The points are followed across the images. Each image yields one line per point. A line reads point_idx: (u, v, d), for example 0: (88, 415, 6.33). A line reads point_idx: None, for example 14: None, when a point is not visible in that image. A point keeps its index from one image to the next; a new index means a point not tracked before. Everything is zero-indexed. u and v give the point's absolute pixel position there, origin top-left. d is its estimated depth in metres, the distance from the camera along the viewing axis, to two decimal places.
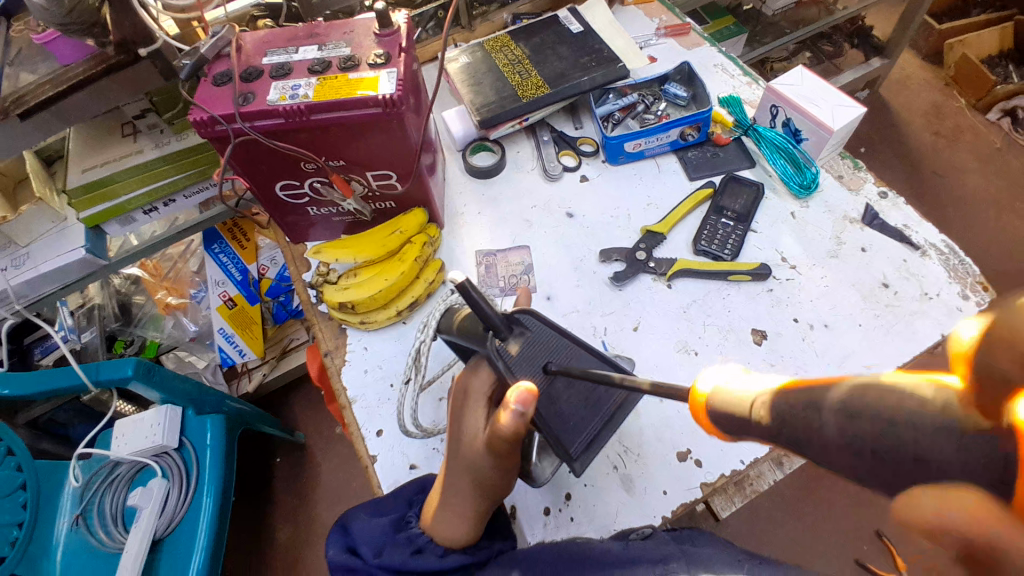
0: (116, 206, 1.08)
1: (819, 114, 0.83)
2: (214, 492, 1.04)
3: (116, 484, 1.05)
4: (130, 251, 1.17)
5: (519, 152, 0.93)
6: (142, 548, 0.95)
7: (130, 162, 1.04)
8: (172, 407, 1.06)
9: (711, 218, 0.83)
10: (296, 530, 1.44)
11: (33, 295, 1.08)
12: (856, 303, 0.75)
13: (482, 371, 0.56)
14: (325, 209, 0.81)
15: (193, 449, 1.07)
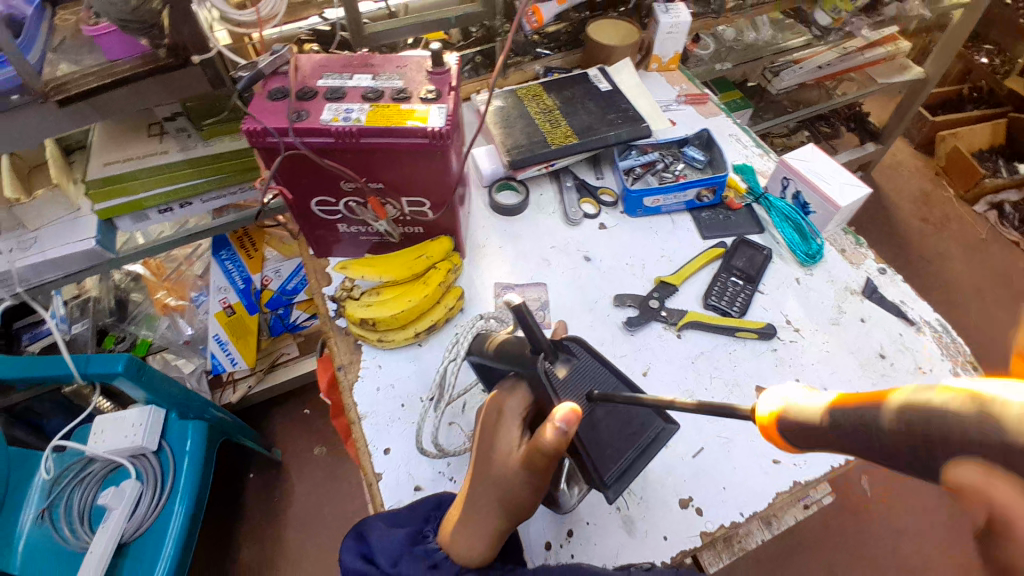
0: (133, 201, 1.09)
1: (829, 191, 0.88)
2: (187, 501, 1.02)
3: (87, 482, 1.03)
4: (139, 248, 1.18)
5: (542, 194, 0.98)
6: (109, 549, 0.92)
7: (153, 161, 1.06)
8: (155, 409, 1.06)
9: (721, 276, 0.87)
10: (267, 550, 1.40)
11: (33, 280, 1.08)
12: (854, 370, 0.79)
13: (519, 392, 0.57)
14: (355, 227, 0.83)
15: (171, 453, 1.05)
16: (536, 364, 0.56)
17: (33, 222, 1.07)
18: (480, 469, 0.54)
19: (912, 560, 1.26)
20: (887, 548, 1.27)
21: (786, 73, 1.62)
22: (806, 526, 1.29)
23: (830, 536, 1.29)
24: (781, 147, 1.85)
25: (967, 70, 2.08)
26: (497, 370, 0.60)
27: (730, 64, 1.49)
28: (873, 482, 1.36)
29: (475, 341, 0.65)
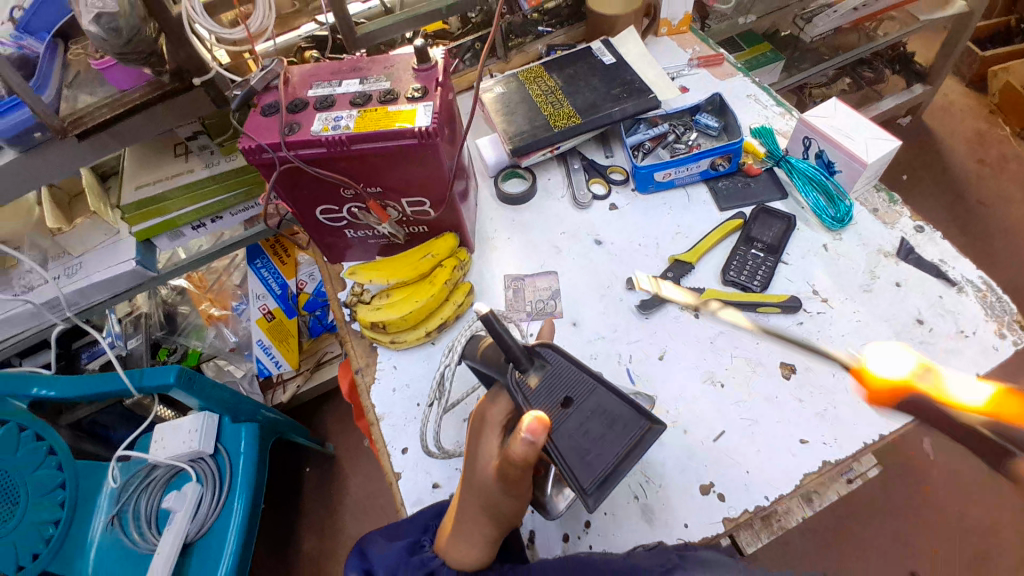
0: (167, 220, 1.14)
1: (853, 147, 0.81)
2: (245, 499, 1.08)
3: (152, 487, 1.10)
4: (179, 264, 1.24)
5: (550, 179, 0.95)
6: (174, 549, 0.99)
7: (179, 181, 1.10)
8: (210, 414, 1.11)
9: (740, 249, 0.82)
10: (323, 539, 1.47)
11: (83, 303, 1.15)
12: (889, 339, 0.74)
13: (501, 400, 0.58)
14: (362, 231, 0.84)
15: (227, 455, 1.11)
16: (506, 374, 0.57)
17: (77, 248, 1.14)
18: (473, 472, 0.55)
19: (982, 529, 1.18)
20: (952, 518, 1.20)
21: (820, 19, 1.51)
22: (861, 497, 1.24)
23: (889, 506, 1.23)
24: (819, 98, 1.72)
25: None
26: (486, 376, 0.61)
27: (753, 17, 1.39)
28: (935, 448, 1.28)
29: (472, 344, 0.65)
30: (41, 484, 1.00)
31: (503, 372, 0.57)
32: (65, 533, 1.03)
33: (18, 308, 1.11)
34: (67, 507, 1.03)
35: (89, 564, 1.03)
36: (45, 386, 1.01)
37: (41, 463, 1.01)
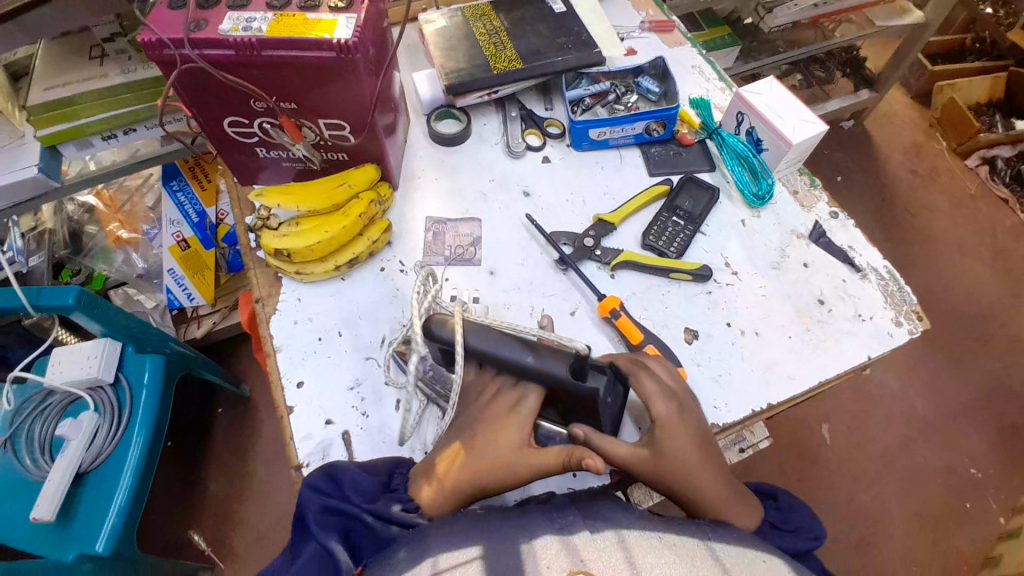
0: (75, 127, 0.98)
1: (782, 126, 0.82)
2: (146, 432, 1.01)
3: (46, 414, 1.00)
4: (87, 175, 1.07)
5: (485, 124, 0.92)
6: (66, 479, 0.90)
7: (92, 85, 0.95)
8: (113, 341, 1.01)
9: (662, 215, 0.83)
10: (231, 480, 1.38)
11: None
12: (789, 316, 0.77)
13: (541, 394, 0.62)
14: (275, 152, 0.78)
15: (128, 386, 1.03)
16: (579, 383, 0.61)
17: None
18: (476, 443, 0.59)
19: (868, 509, 1.29)
20: (842, 500, 1.30)
21: (780, 10, 1.48)
22: (760, 474, 1.33)
23: (787, 481, 1.32)
24: None
25: (974, 18, 1.96)
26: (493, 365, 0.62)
27: None
28: (832, 432, 1.38)
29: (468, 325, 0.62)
30: None
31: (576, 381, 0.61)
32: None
33: None
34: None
35: None
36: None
37: None
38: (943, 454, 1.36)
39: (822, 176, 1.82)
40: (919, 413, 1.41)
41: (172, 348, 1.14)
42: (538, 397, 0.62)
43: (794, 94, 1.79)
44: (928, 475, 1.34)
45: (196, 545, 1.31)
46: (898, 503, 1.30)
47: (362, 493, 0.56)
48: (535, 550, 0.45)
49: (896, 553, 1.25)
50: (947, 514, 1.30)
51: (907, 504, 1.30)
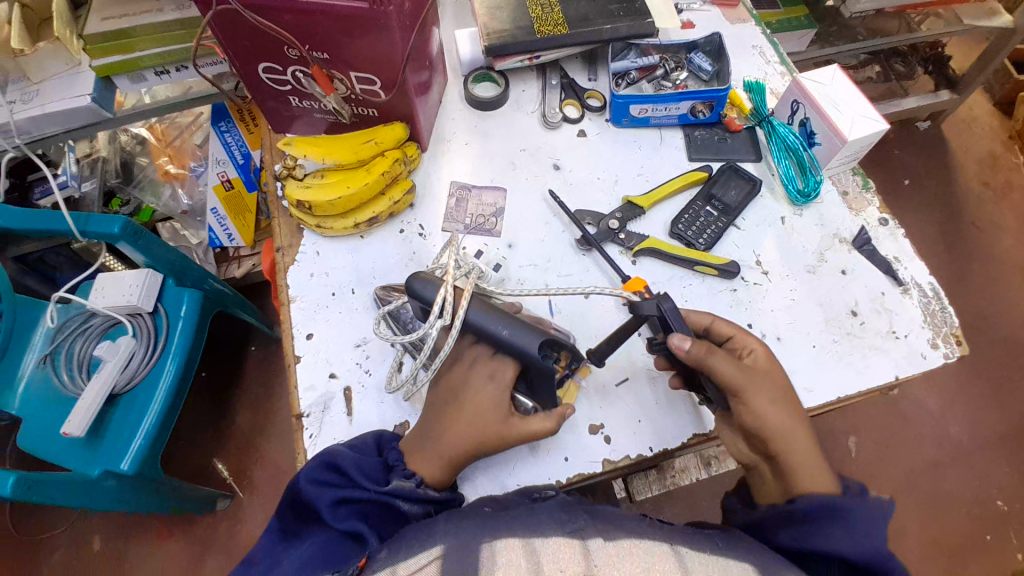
0: (129, 60, 0.97)
1: (838, 119, 0.76)
2: (179, 362, 1.05)
3: (88, 334, 1.04)
4: (137, 110, 1.07)
5: (523, 91, 0.89)
6: (100, 398, 0.95)
7: (145, 19, 0.93)
8: (154, 272, 1.03)
9: (695, 203, 0.79)
10: (257, 416, 1.41)
11: (36, 133, 1.00)
12: (817, 323, 0.72)
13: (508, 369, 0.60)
14: (308, 102, 0.78)
15: (166, 316, 1.06)
16: (546, 362, 0.58)
17: (33, 72, 0.98)
18: (469, 412, 0.59)
19: None
20: None
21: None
22: None
23: None
24: None
25: None
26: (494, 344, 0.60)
27: None
28: (859, 445, 1.32)
29: (476, 298, 0.62)
30: None
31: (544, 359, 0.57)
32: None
33: None
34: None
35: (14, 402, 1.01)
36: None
37: None
38: (973, 483, 1.29)
39: (886, 180, 1.69)
40: (953, 438, 1.33)
41: (210, 284, 1.16)
42: (514, 368, 0.60)
43: (868, 88, 1.66)
44: (954, 504, 1.27)
45: (220, 472, 1.35)
46: (917, 526, 1.25)
47: (370, 476, 0.57)
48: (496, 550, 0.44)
49: None
50: (967, 545, 1.24)
51: (924, 528, 1.25)
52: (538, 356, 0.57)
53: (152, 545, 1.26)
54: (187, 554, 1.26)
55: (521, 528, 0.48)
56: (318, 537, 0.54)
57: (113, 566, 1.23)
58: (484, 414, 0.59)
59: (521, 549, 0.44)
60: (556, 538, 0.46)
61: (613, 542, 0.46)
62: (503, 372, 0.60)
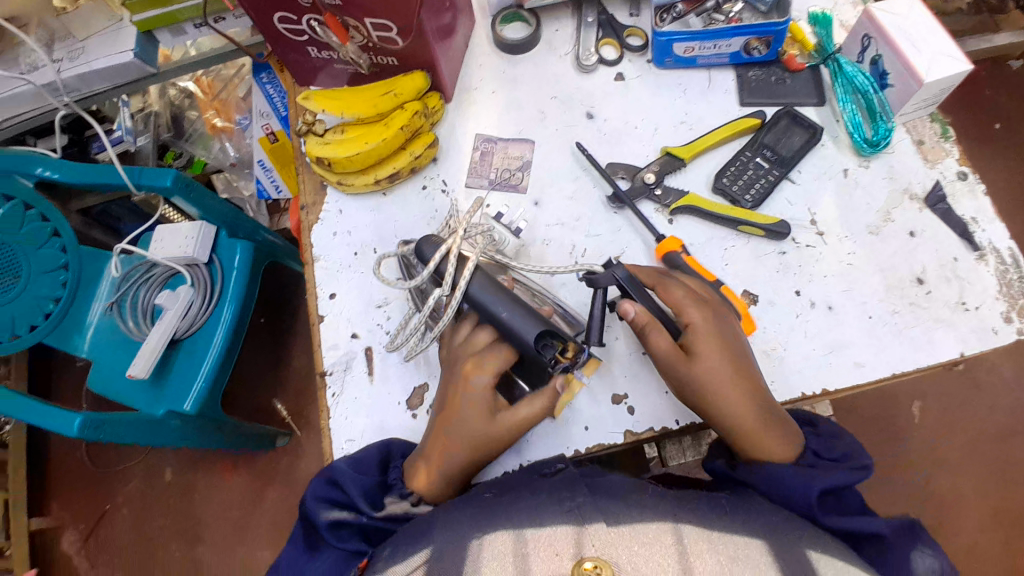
0: (168, 14, 0.94)
1: (915, 57, 0.67)
2: (236, 309, 1.04)
3: (151, 283, 1.04)
4: (182, 63, 1.06)
5: (557, 30, 0.81)
6: (162, 344, 0.96)
7: None
8: (208, 224, 1.02)
9: (744, 154, 0.71)
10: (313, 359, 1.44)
11: (86, 90, 1.03)
12: (876, 292, 0.66)
13: (501, 356, 0.59)
14: (326, 53, 0.74)
15: (220, 267, 1.05)
16: (542, 352, 0.56)
17: (80, 30, 0.98)
18: (460, 416, 0.57)
19: (940, 498, 1.16)
20: (915, 485, 1.17)
21: None
22: None
23: None
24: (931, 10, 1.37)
25: None
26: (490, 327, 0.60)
27: None
28: (924, 413, 1.21)
29: (478, 271, 0.60)
30: (43, 261, 0.96)
31: (539, 352, 0.56)
32: (66, 313, 1.01)
33: (16, 84, 0.98)
34: (69, 288, 1.00)
35: (82, 346, 1.03)
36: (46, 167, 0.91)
37: (43, 243, 0.95)
38: None
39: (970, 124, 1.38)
40: None
41: (261, 237, 1.14)
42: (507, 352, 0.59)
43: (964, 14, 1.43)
44: None
45: (279, 412, 1.40)
46: (982, 500, 1.15)
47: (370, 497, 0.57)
48: (488, 542, 0.44)
49: (964, 551, 1.13)
50: None
51: (991, 504, 1.15)
52: (529, 348, 0.56)
53: (220, 476, 1.33)
54: (250, 490, 1.32)
55: (521, 513, 0.46)
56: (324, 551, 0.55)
57: (184, 496, 1.32)
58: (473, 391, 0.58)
59: (514, 537, 0.44)
60: (556, 523, 0.44)
61: (617, 526, 0.44)
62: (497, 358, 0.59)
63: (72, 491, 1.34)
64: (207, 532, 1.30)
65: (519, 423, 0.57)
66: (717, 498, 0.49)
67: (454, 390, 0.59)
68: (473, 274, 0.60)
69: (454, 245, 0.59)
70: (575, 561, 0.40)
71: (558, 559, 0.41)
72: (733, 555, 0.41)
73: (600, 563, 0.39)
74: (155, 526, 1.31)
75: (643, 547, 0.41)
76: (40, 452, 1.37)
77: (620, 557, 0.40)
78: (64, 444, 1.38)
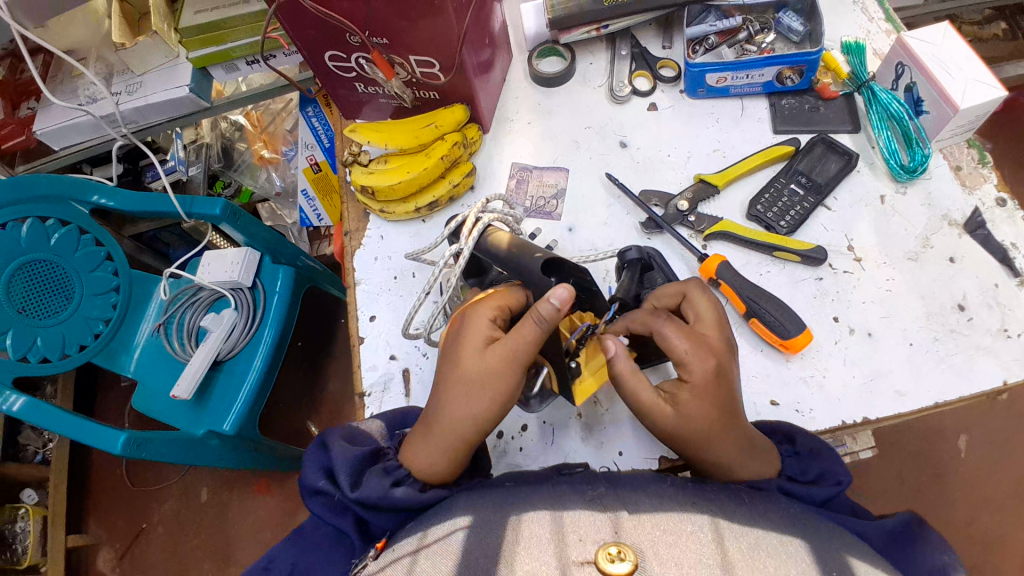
0: (223, 52, 1.01)
1: (949, 84, 0.67)
2: (275, 331, 1.08)
3: (195, 305, 1.08)
4: (234, 97, 1.14)
5: (592, 63, 0.84)
6: (205, 365, 1.00)
7: (245, 7, 0.95)
8: (252, 250, 1.07)
9: (779, 181, 0.72)
10: (347, 382, 1.47)
11: (141, 122, 1.11)
12: (916, 318, 0.65)
13: (511, 299, 0.57)
14: (372, 88, 0.79)
15: (263, 291, 1.09)
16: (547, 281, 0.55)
17: (137, 65, 1.05)
18: (458, 357, 0.54)
19: (992, 537, 1.09)
20: (965, 523, 1.11)
21: None
22: (865, 478, 1.16)
23: (901, 487, 1.14)
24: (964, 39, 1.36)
25: None
26: (502, 269, 0.59)
27: None
28: (970, 446, 1.15)
29: (487, 228, 0.60)
30: (95, 285, 1.00)
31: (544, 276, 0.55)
32: (114, 333, 1.04)
33: (77, 115, 1.06)
34: (119, 309, 1.03)
35: (129, 364, 1.07)
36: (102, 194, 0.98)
37: (96, 267, 0.99)
38: None
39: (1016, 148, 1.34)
40: None
41: (302, 261, 1.19)
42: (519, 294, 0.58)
43: None
44: None
45: (313, 433, 1.43)
46: None
47: (351, 475, 0.52)
48: (523, 523, 0.44)
49: None
50: None
51: None
52: (537, 275, 0.55)
53: (253, 495, 1.36)
54: (282, 509, 1.34)
55: (545, 503, 0.46)
56: (314, 534, 0.54)
57: (219, 513, 1.36)
58: (476, 338, 0.55)
59: (549, 521, 0.43)
60: (579, 510, 0.45)
61: (638, 513, 0.44)
62: (512, 299, 0.57)
63: (114, 506, 1.40)
64: (238, 550, 1.32)
65: (523, 352, 0.53)
66: (739, 489, 0.49)
67: (454, 336, 0.56)
68: (486, 234, 0.60)
69: (471, 215, 0.60)
70: (602, 544, 0.40)
71: (584, 544, 0.40)
72: (763, 548, 0.41)
73: (624, 548, 0.39)
74: (187, 546, 1.34)
75: (667, 535, 0.41)
76: (83, 468, 1.44)
77: (643, 545, 0.40)
78: (109, 460, 1.44)
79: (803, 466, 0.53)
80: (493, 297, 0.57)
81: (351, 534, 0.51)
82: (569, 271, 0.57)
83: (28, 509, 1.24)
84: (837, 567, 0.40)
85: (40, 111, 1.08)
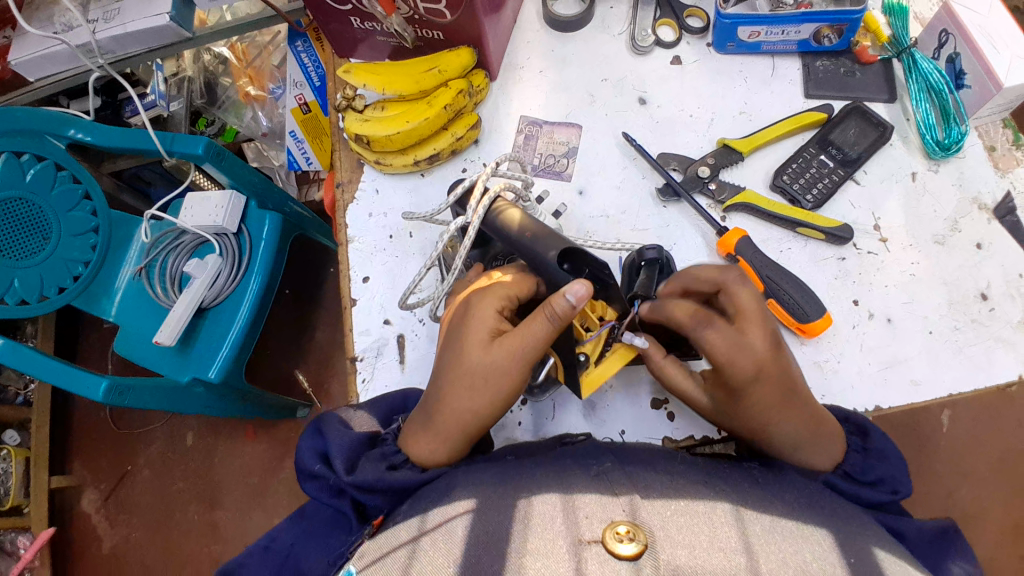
0: None
1: (998, 60, 0.62)
2: (262, 283, 1.02)
3: (178, 250, 1.02)
4: (218, 28, 1.03)
5: (611, 7, 0.77)
6: (187, 314, 0.95)
7: None
8: (238, 194, 1.00)
9: (808, 151, 0.67)
10: (336, 332, 1.44)
11: (119, 52, 1.01)
12: (937, 305, 0.62)
13: (519, 285, 0.54)
14: (369, 24, 0.71)
15: (249, 238, 1.02)
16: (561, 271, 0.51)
17: None
18: (461, 348, 0.51)
19: (966, 507, 1.11)
20: (943, 494, 1.12)
21: None
22: None
23: None
24: None
25: None
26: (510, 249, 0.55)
27: None
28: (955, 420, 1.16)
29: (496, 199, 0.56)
30: (73, 227, 0.93)
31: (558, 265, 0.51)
32: (95, 276, 0.96)
33: (52, 44, 0.96)
34: (99, 252, 0.95)
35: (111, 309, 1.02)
36: (79, 129, 0.89)
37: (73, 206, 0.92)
38: None
39: None
40: None
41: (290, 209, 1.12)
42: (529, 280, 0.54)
43: None
44: None
45: (300, 384, 1.40)
46: (1005, 508, 1.11)
47: (346, 459, 0.49)
48: (530, 504, 0.41)
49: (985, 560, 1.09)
50: None
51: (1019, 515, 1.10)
52: (551, 267, 0.51)
53: (238, 443, 1.34)
54: (268, 456, 1.33)
55: (552, 483, 0.44)
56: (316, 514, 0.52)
57: (205, 460, 1.34)
58: (483, 327, 0.51)
59: (557, 502, 0.41)
60: (588, 489, 0.42)
61: (652, 495, 0.41)
62: (522, 287, 0.54)
63: (98, 451, 1.38)
64: (224, 497, 1.31)
65: (532, 348, 0.49)
66: (752, 471, 0.47)
67: (460, 320, 0.53)
68: (493, 208, 0.55)
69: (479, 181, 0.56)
70: (610, 524, 0.37)
71: (593, 524, 0.38)
72: (783, 534, 0.38)
73: (632, 528, 0.36)
74: (174, 491, 1.33)
75: (680, 517, 0.38)
76: (64, 412, 1.40)
77: (656, 525, 0.37)
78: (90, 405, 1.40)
79: (866, 465, 0.50)
80: (501, 286, 0.53)
81: (348, 515, 0.49)
82: (586, 261, 0.52)
83: (10, 450, 1.22)
84: (858, 552, 0.38)
85: (14, 40, 0.98)
